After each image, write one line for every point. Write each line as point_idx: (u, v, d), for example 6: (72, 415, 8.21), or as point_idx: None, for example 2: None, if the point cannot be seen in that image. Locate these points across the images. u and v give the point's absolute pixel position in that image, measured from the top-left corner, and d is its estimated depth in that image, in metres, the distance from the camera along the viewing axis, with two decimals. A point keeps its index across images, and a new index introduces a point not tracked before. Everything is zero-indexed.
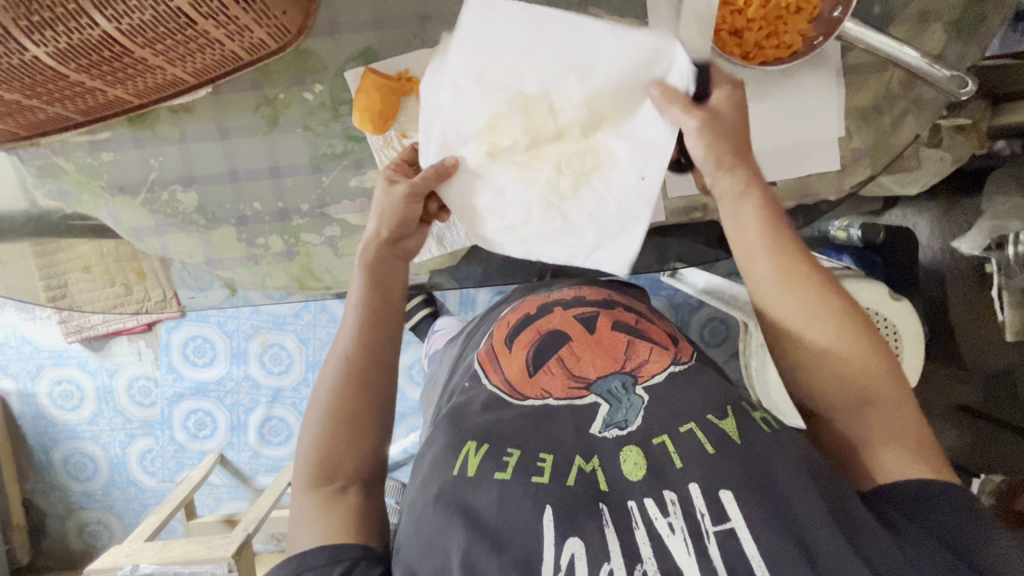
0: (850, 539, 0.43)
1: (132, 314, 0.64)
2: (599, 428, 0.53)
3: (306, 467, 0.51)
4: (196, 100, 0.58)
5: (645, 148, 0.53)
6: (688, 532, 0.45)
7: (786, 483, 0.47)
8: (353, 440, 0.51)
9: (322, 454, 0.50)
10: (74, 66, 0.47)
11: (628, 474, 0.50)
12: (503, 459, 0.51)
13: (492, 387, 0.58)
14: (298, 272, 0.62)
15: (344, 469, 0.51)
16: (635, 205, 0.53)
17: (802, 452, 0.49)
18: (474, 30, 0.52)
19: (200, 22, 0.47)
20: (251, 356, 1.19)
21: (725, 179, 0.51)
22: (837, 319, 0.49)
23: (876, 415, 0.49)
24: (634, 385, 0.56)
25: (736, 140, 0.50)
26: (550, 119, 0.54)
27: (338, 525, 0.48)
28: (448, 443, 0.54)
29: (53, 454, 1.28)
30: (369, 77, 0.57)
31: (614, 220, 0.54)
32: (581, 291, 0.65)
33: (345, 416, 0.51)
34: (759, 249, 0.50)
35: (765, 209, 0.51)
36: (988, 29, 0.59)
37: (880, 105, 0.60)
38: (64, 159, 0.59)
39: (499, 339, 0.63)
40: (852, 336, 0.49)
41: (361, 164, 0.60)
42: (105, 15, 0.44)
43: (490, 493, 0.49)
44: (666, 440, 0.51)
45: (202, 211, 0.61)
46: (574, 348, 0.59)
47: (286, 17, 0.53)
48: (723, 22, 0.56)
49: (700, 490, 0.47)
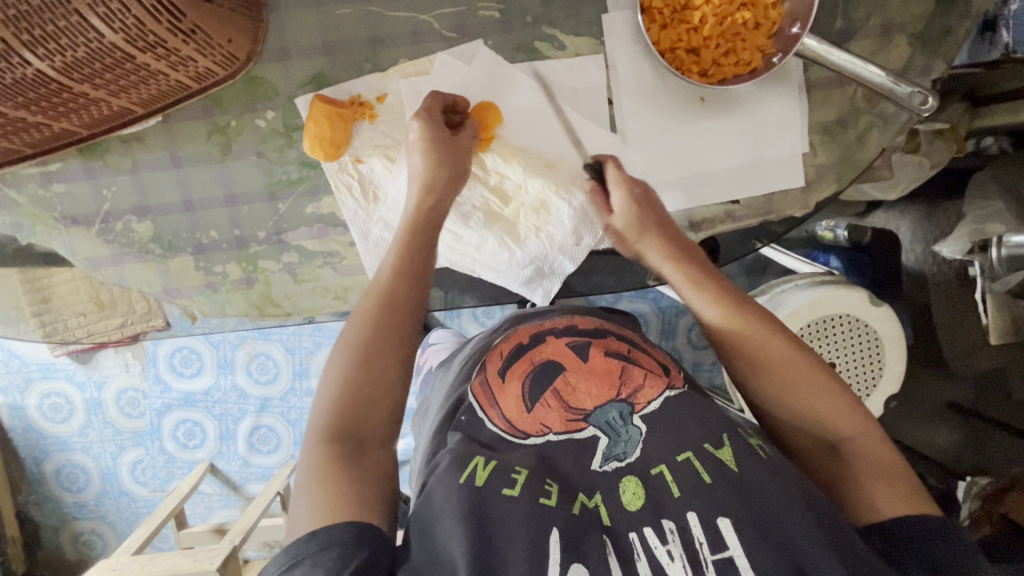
0: (841, 558, 0.44)
1: (117, 329, 0.63)
2: (598, 462, 0.52)
3: (323, 420, 0.48)
4: (148, 129, 0.58)
5: (583, 221, 0.62)
6: (686, 558, 0.45)
7: (784, 513, 0.46)
8: (379, 396, 0.49)
9: (345, 403, 0.48)
10: (11, 104, 0.47)
11: (628, 504, 0.49)
12: (510, 476, 0.50)
13: (491, 425, 0.56)
14: (258, 299, 0.62)
15: (364, 429, 0.48)
16: (561, 259, 0.64)
17: (800, 480, 0.49)
18: (476, 75, 0.58)
19: (138, 55, 0.47)
20: (238, 366, 1.19)
21: (650, 254, 0.60)
22: (785, 365, 0.53)
23: (846, 450, 0.52)
24: (631, 415, 0.55)
25: (660, 224, 0.58)
26: (521, 169, 0.60)
27: (344, 499, 0.44)
28: (452, 459, 0.52)
29: (44, 466, 1.28)
30: (316, 105, 0.56)
31: (544, 263, 0.64)
32: (573, 319, 0.64)
33: (375, 367, 0.49)
34: (701, 295, 0.57)
35: (690, 277, 0.58)
36: (955, 40, 0.57)
37: (844, 119, 0.59)
38: (16, 192, 0.59)
39: (492, 370, 0.60)
40: (797, 381, 0.53)
41: (317, 190, 0.59)
42: (36, 52, 0.43)
43: (499, 510, 0.47)
44: (664, 469, 0.50)
45: (158, 240, 0.60)
46: (569, 378, 0.58)
47: (233, 45, 0.52)
48: (677, 40, 0.56)
49: (699, 519, 0.46)
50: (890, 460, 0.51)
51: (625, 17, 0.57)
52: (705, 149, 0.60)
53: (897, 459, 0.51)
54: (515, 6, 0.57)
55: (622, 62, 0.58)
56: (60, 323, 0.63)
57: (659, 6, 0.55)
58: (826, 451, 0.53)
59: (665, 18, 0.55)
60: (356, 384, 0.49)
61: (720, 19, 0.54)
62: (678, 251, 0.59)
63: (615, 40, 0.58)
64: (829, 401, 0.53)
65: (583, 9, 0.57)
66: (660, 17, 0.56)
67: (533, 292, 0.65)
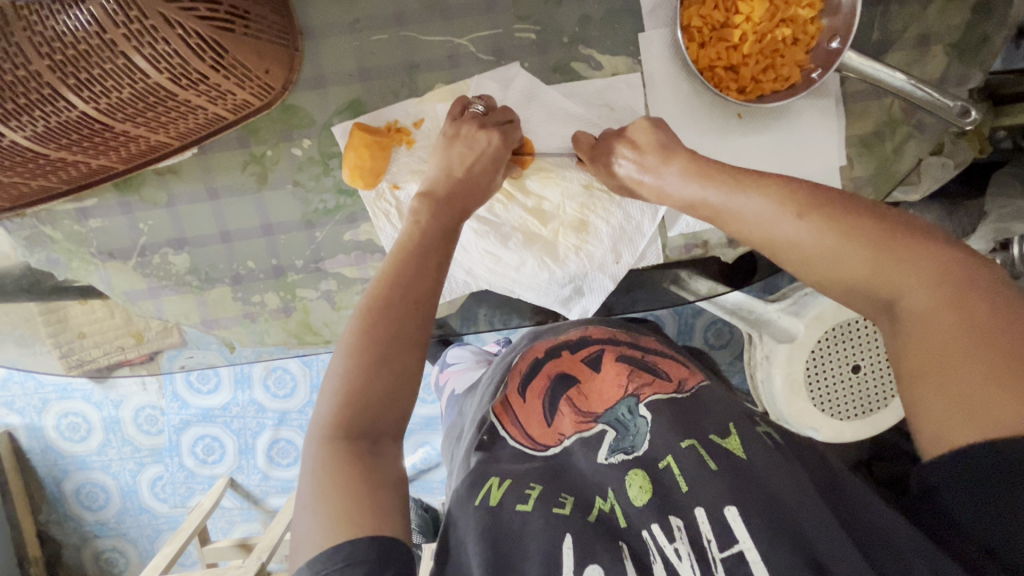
0: (863, 552, 0.42)
1: (134, 347, 0.63)
2: (604, 454, 0.53)
3: (332, 410, 0.42)
4: (182, 161, 0.57)
5: (620, 236, 0.61)
6: (694, 555, 0.45)
7: (800, 511, 0.45)
8: (396, 374, 0.43)
9: (357, 393, 0.42)
10: (53, 146, 0.47)
11: (635, 499, 0.50)
12: (524, 491, 0.50)
13: (510, 440, 0.56)
14: (297, 327, 0.61)
15: (383, 420, 0.43)
16: (599, 276, 0.63)
17: (800, 471, 0.49)
18: (516, 96, 0.57)
19: (179, 92, 0.46)
20: (255, 381, 1.18)
21: (648, 180, 0.52)
22: (830, 235, 0.42)
23: (914, 331, 0.40)
24: (637, 407, 0.55)
25: (660, 143, 0.52)
26: (558, 189, 0.60)
27: (366, 510, 0.39)
28: (468, 479, 0.53)
29: (64, 486, 1.28)
30: (356, 134, 0.55)
31: (583, 280, 0.63)
32: (588, 330, 0.62)
33: (391, 341, 0.43)
34: (709, 179, 0.48)
35: (700, 166, 0.49)
36: (992, 50, 0.57)
37: (881, 132, 0.59)
38: (51, 228, 0.59)
39: (511, 388, 0.59)
40: (849, 254, 0.42)
41: (355, 218, 0.59)
42: (81, 95, 0.43)
43: (515, 525, 0.48)
44: (671, 461, 0.50)
45: (195, 272, 0.60)
46: (583, 388, 0.58)
47: (269, 76, 0.51)
48: (717, 58, 0.55)
49: (706, 514, 0.46)
50: (962, 336, 0.37)
51: (662, 36, 0.57)
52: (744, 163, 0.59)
53: (980, 333, 0.37)
54: (551, 26, 0.56)
55: (660, 80, 0.58)
56: (77, 346, 0.63)
57: (699, 25, 0.54)
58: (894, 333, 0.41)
59: (704, 36, 0.55)
60: (372, 366, 0.42)
61: (760, 37, 0.53)
62: (683, 158, 0.50)
63: (651, 59, 0.57)
64: (872, 260, 0.41)
65: (620, 29, 0.56)
66: (699, 36, 0.55)
67: (570, 310, 0.65)
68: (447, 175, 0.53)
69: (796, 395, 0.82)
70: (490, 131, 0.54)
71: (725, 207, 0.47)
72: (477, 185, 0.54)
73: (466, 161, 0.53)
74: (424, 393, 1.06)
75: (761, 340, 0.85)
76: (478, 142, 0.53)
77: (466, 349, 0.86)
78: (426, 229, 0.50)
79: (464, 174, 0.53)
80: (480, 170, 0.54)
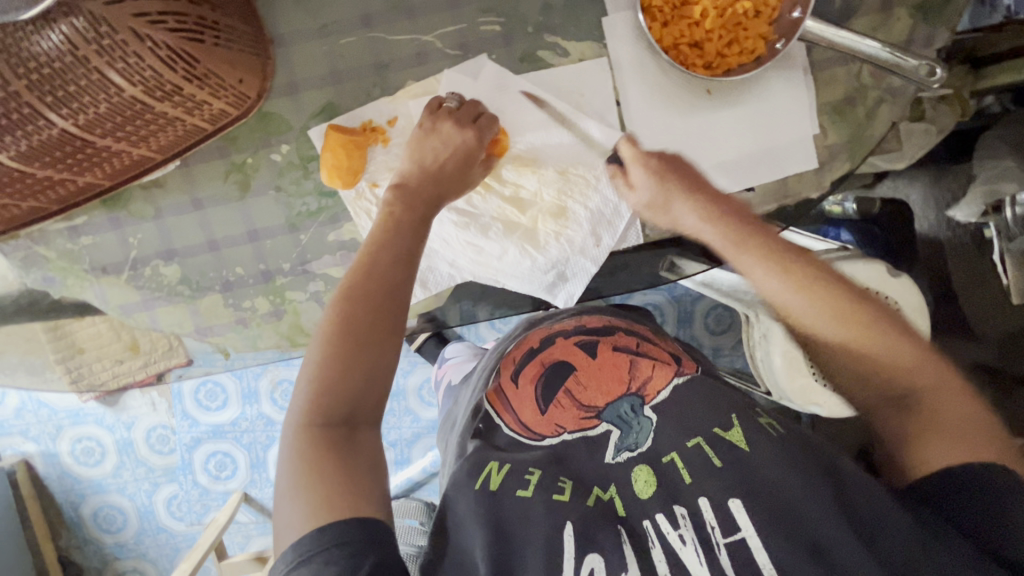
0: (856, 530, 0.44)
1: (139, 366, 0.65)
2: (610, 454, 0.54)
3: (306, 398, 0.43)
4: (166, 174, 0.58)
5: (599, 219, 0.62)
6: (698, 540, 0.46)
7: (802, 499, 0.46)
8: (365, 360, 0.44)
9: (331, 381, 0.43)
10: (38, 164, 0.49)
11: (640, 493, 0.51)
12: (525, 477, 0.51)
13: (507, 429, 0.57)
14: (288, 330, 0.62)
15: (360, 407, 0.44)
16: (581, 260, 0.63)
17: (800, 453, 0.50)
18: (487, 87, 0.58)
19: (155, 104, 0.48)
20: (262, 394, 1.19)
21: (676, 212, 0.57)
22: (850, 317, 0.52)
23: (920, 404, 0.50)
24: (642, 406, 0.56)
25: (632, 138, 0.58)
26: (535, 177, 0.61)
27: (348, 494, 0.40)
28: (466, 463, 0.52)
29: (82, 509, 1.29)
30: (331, 135, 0.56)
31: (565, 265, 0.64)
32: (582, 319, 0.63)
33: (364, 332, 0.45)
34: (744, 246, 0.54)
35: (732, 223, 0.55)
36: (956, 8, 0.57)
37: (852, 98, 0.59)
38: (45, 248, 0.60)
39: (506, 376, 0.60)
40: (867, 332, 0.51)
41: (338, 218, 0.60)
42: (60, 113, 0.45)
43: (515, 509, 0.49)
44: (675, 457, 0.51)
45: (186, 282, 0.61)
46: (579, 377, 0.58)
47: (243, 84, 0.53)
48: (680, 36, 0.56)
49: (710, 504, 0.47)
50: (956, 412, 0.48)
51: (625, 19, 0.57)
52: (716, 138, 0.60)
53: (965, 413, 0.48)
54: (516, 17, 0.57)
55: (627, 63, 0.58)
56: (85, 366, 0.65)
57: (660, 5, 0.56)
58: (894, 404, 0.51)
59: (666, 16, 0.56)
60: (347, 357, 0.43)
61: (721, 12, 0.54)
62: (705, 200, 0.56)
63: (617, 40, 0.58)
64: (883, 346, 0.51)
65: (583, 16, 0.58)
66: (661, 15, 0.56)
67: (556, 296, 0.66)
68: (422, 169, 0.55)
69: (795, 372, 0.82)
70: (462, 124, 0.55)
71: (754, 273, 0.55)
72: (450, 179, 0.56)
73: (440, 155, 0.55)
74: (427, 395, 1.07)
75: (757, 319, 0.85)
76: (451, 136, 0.55)
77: (463, 346, 0.87)
78: (398, 221, 0.52)
79: (434, 168, 0.55)
80: (451, 161, 0.55)
